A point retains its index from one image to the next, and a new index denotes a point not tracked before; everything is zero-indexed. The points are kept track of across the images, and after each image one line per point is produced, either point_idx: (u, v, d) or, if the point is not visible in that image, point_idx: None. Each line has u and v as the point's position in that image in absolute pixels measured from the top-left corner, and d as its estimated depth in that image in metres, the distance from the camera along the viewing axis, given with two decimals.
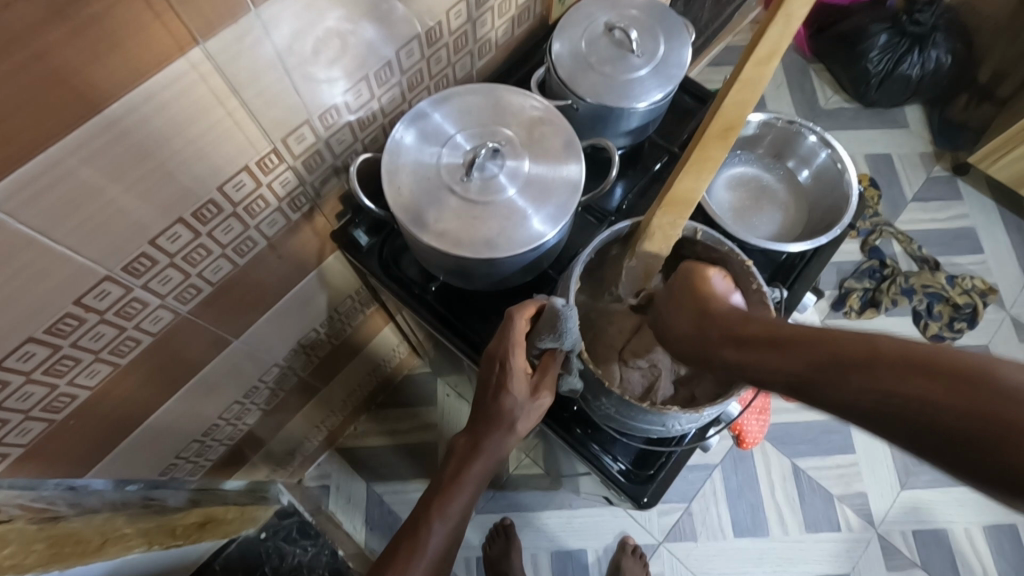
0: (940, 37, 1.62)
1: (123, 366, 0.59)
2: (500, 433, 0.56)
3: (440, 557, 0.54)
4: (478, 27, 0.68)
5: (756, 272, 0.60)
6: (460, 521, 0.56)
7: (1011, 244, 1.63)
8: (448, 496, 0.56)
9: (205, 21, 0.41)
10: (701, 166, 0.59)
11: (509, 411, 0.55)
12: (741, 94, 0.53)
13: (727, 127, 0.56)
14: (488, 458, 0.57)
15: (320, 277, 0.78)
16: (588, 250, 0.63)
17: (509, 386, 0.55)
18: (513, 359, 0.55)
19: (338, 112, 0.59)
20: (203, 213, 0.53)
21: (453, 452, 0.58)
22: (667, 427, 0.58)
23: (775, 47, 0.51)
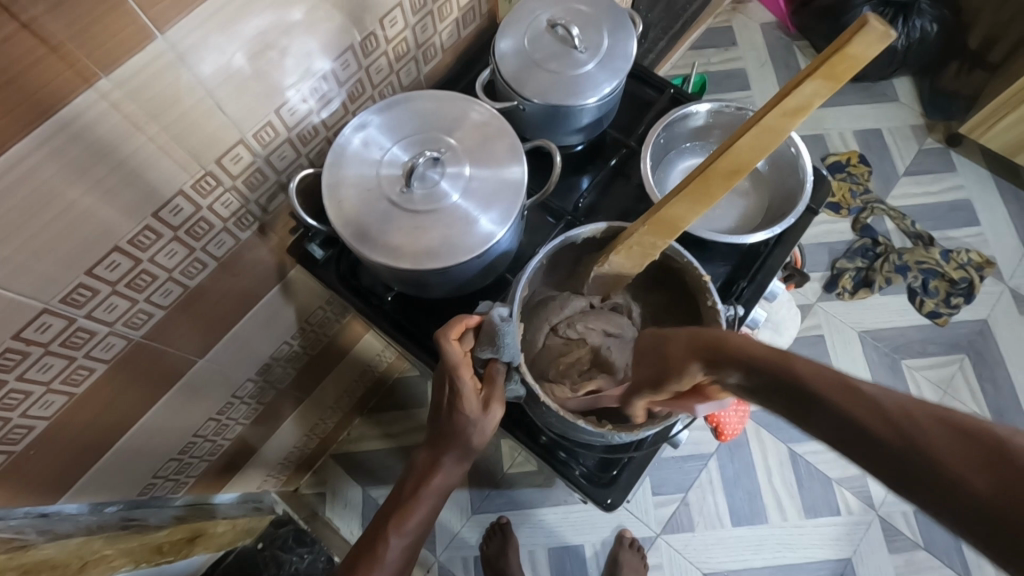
0: (924, 5, 1.58)
1: (80, 395, 0.59)
2: (454, 449, 0.55)
3: (399, 567, 0.54)
4: (419, 32, 0.67)
5: (712, 289, 0.58)
6: (419, 534, 0.56)
7: (1008, 214, 1.59)
8: (405, 512, 0.55)
9: (106, 51, 0.41)
10: (698, 196, 0.52)
11: (465, 426, 0.54)
12: (755, 140, 0.46)
13: (735, 168, 0.49)
14: (448, 475, 0.56)
15: (284, 289, 0.78)
16: (539, 257, 0.59)
17: (462, 407, 0.54)
18: (461, 381, 0.53)
19: (274, 128, 0.59)
20: (140, 239, 0.53)
21: (412, 470, 0.57)
22: (609, 435, 0.56)
23: (808, 102, 0.44)
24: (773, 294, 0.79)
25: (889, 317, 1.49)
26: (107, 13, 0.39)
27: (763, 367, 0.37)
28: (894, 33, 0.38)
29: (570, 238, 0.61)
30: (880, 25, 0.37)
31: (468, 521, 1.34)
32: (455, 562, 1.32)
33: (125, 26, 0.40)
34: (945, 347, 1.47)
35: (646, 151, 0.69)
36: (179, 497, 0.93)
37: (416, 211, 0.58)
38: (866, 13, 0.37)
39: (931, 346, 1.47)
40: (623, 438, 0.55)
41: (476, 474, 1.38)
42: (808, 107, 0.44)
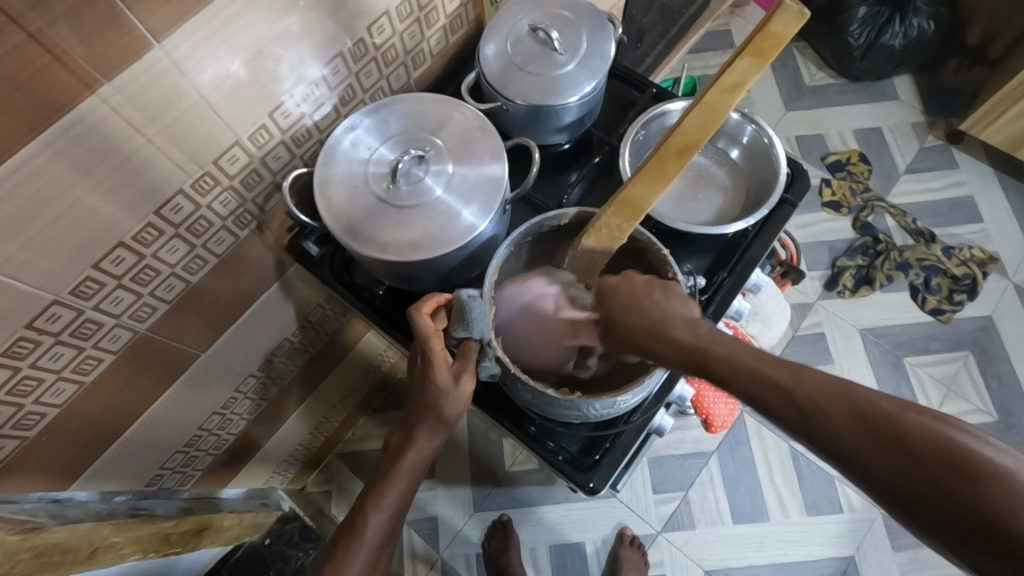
0: (921, 3, 1.58)
1: (89, 383, 0.63)
2: (431, 423, 0.58)
3: (380, 544, 0.56)
4: (407, 39, 0.71)
5: (672, 260, 0.60)
6: (400, 508, 0.58)
7: (1012, 210, 1.59)
8: (384, 486, 0.58)
9: (106, 60, 0.44)
10: (657, 177, 0.60)
11: (437, 397, 0.57)
12: (704, 117, 0.59)
13: (685, 146, 0.59)
14: (421, 447, 0.59)
15: (283, 287, 0.81)
16: (506, 243, 0.62)
17: (433, 377, 0.57)
18: (431, 353, 0.57)
19: (268, 130, 0.62)
20: (143, 236, 0.57)
21: (388, 449, 0.61)
22: (584, 411, 0.58)
23: (742, 80, 0.57)
24: (756, 286, 0.81)
25: (891, 315, 1.49)
26: (107, 25, 0.43)
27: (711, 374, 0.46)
28: (808, 14, 0.56)
29: (537, 225, 0.64)
30: (791, 6, 0.55)
31: (471, 518, 1.36)
32: (459, 559, 1.33)
33: (123, 37, 0.44)
34: (948, 344, 1.46)
35: (625, 146, 0.72)
36: (185, 490, 0.97)
37: (401, 208, 0.61)
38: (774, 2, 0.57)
39: (934, 343, 1.46)
40: (597, 407, 0.56)
41: (479, 472, 1.40)
42: (745, 82, 0.57)
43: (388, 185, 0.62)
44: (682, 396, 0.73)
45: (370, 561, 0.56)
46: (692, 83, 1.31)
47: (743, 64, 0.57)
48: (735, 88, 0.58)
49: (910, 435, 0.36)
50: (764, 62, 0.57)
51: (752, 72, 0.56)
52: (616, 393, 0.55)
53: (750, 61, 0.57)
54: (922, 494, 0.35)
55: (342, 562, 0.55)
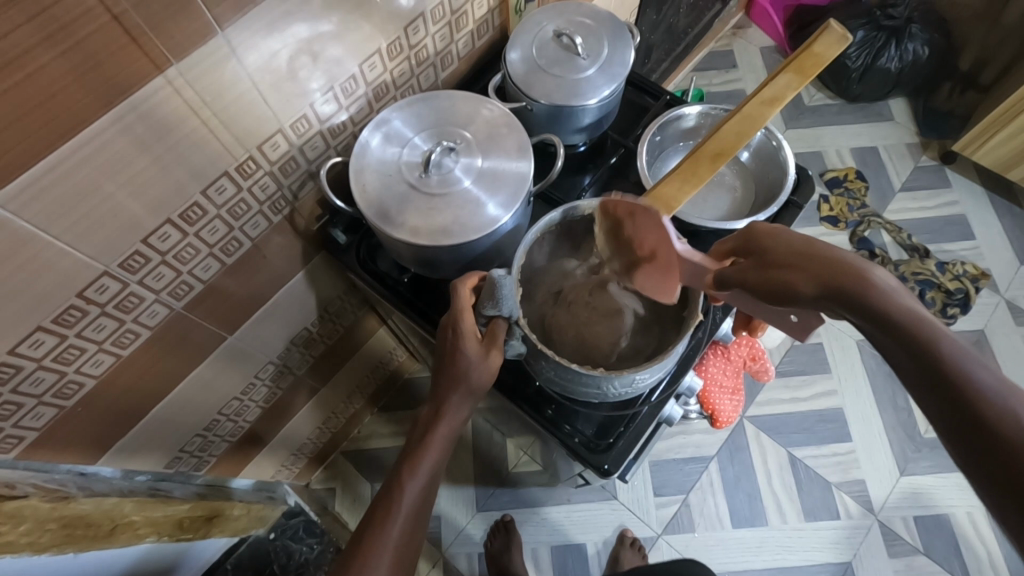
0: (915, 29, 1.65)
1: (125, 357, 0.65)
2: (460, 394, 0.61)
3: (414, 510, 0.59)
4: (438, 40, 0.75)
5: None
6: (432, 478, 0.61)
7: (1003, 229, 1.64)
8: (417, 456, 0.61)
9: (176, 43, 0.48)
10: (689, 178, 0.60)
11: (467, 368, 0.60)
12: (739, 124, 0.59)
13: (719, 151, 0.59)
14: (451, 420, 0.62)
15: (308, 276, 0.84)
16: (532, 230, 0.65)
17: (463, 348, 0.60)
18: (462, 325, 0.61)
19: (309, 120, 0.66)
20: (189, 214, 0.60)
21: (420, 422, 0.64)
22: (602, 390, 0.61)
23: (781, 94, 0.58)
24: None
25: None
26: (179, 11, 0.47)
27: (905, 330, 0.41)
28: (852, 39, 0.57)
29: (565, 212, 0.65)
30: (837, 30, 0.57)
31: (474, 517, 1.38)
32: (460, 557, 1.34)
33: (191, 23, 0.48)
34: None
35: (643, 144, 0.76)
36: (200, 476, 0.98)
37: (432, 195, 0.64)
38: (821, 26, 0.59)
39: None
40: (617, 384, 0.59)
41: (483, 473, 1.42)
42: (782, 97, 0.58)
43: (421, 176, 0.65)
44: (692, 386, 0.76)
45: (406, 527, 0.58)
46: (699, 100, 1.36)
47: (784, 78, 0.58)
48: (774, 100, 0.58)
49: None
50: (803, 80, 0.57)
51: (791, 88, 0.57)
52: (635, 369, 0.57)
53: (791, 77, 0.58)
54: None
55: (381, 524, 0.57)
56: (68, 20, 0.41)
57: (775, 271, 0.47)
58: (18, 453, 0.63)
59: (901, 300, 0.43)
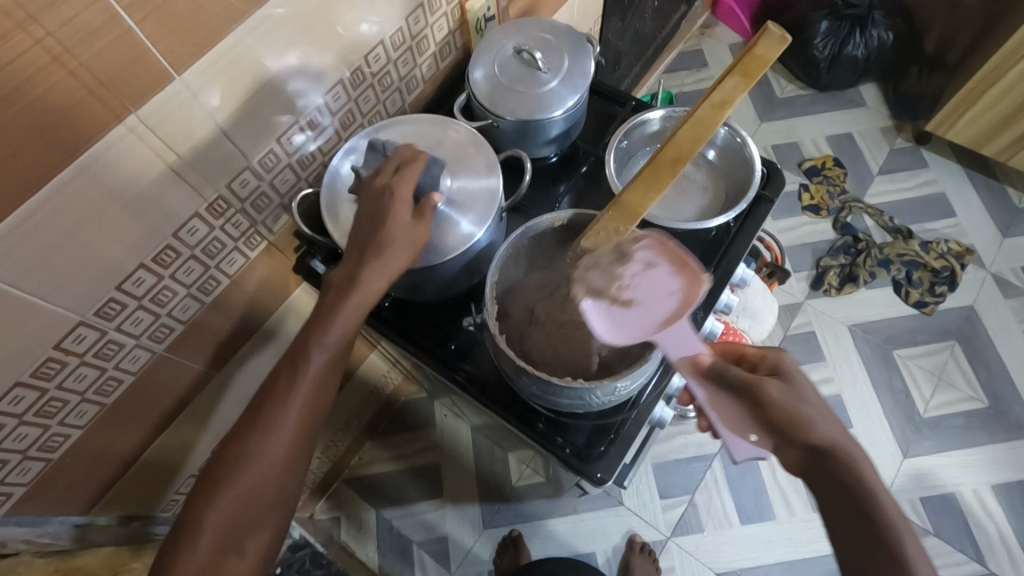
0: (878, 16, 1.68)
1: (109, 405, 0.65)
2: (379, 260, 0.57)
3: (317, 385, 0.55)
4: (401, 66, 0.75)
5: None
6: (341, 350, 0.57)
7: (983, 203, 1.65)
8: (326, 322, 0.56)
9: (135, 92, 0.49)
10: (651, 185, 0.60)
11: (392, 242, 0.58)
12: (693, 130, 0.60)
13: (677, 156, 0.60)
14: (365, 291, 0.57)
15: (290, 310, 0.84)
16: (504, 246, 0.64)
17: (393, 211, 0.58)
18: (398, 191, 0.59)
19: (275, 155, 0.67)
20: (162, 257, 0.60)
21: (334, 282, 0.58)
22: (586, 401, 0.61)
23: (730, 96, 0.59)
24: (741, 281, 0.87)
25: (877, 310, 1.54)
26: (136, 60, 0.47)
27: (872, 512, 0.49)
28: (790, 39, 0.59)
29: (531, 227, 0.65)
30: (775, 32, 0.58)
31: (481, 535, 1.37)
32: None
33: (150, 71, 0.49)
34: (935, 335, 1.50)
35: (610, 152, 0.76)
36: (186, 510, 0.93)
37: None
38: (764, 27, 0.60)
39: (921, 335, 1.51)
40: (599, 394, 0.59)
41: (486, 489, 1.41)
42: (731, 100, 0.59)
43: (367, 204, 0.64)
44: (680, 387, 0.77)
45: (309, 401, 0.55)
46: None
47: (731, 82, 0.59)
48: (723, 103, 0.60)
49: None
50: (748, 82, 0.58)
51: (739, 89, 0.58)
52: (615, 378, 0.57)
53: (738, 80, 0.59)
54: None
55: (286, 390, 0.54)
56: (23, 79, 0.42)
57: (789, 407, 0.53)
58: (8, 508, 0.63)
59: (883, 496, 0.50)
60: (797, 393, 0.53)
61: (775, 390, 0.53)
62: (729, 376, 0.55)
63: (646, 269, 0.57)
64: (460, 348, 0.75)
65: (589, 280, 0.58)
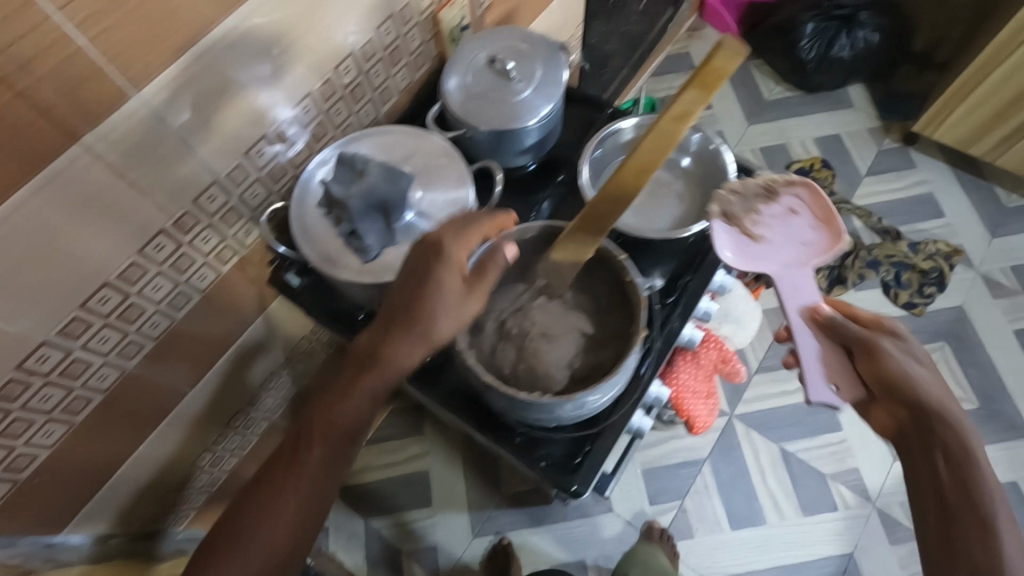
0: (865, 17, 1.68)
1: (79, 423, 0.65)
2: (413, 333, 0.57)
3: (329, 454, 0.59)
4: (373, 77, 0.75)
5: (630, 264, 0.61)
6: (358, 420, 0.60)
7: (971, 203, 1.65)
8: (345, 395, 0.59)
9: (89, 111, 0.48)
10: (614, 199, 0.57)
11: (432, 313, 0.56)
12: (654, 141, 0.56)
13: (642, 166, 0.56)
14: (385, 367, 0.58)
15: (267, 322, 0.83)
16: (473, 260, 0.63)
17: (440, 276, 0.56)
18: (447, 255, 0.56)
19: (244, 169, 0.66)
20: (128, 274, 0.60)
21: (358, 351, 0.60)
22: (556, 415, 0.60)
23: (690, 107, 0.56)
24: (721, 288, 0.86)
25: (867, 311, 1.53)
26: (90, 78, 0.47)
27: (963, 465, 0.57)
28: (747, 51, 0.56)
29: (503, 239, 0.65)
30: (733, 45, 0.55)
31: (471, 543, 1.36)
32: None
33: (105, 89, 0.48)
34: (925, 337, 1.50)
35: (584, 163, 0.76)
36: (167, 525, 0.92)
37: (351, 233, 0.63)
38: (722, 43, 0.57)
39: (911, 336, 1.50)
40: (568, 408, 0.58)
41: (475, 496, 1.40)
42: (691, 112, 0.55)
43: (337, 219, 0.64)
44: (659, 396, 0.77)
45: (322, 468, 0.59)
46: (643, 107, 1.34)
47: (689, 94, 0.56)
48: (684, 115, 0.56)
49: None
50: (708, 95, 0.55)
51: (696, 102, 0.55)
52: (584, 392, 0.57)
53: (694, 92, 0.55)
54: None
55: (302, 457, 0.59)
56: None
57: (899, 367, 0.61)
58: None
59: (980, 458, 0.57)
60: (908, 352, 0.62)
61: (890, 349, 0.61)
62: (848, 330, 0.62)
63: (788, 214, 0.68)
64: (436, 361, 0.74)
65: (729, 204, 0.69)
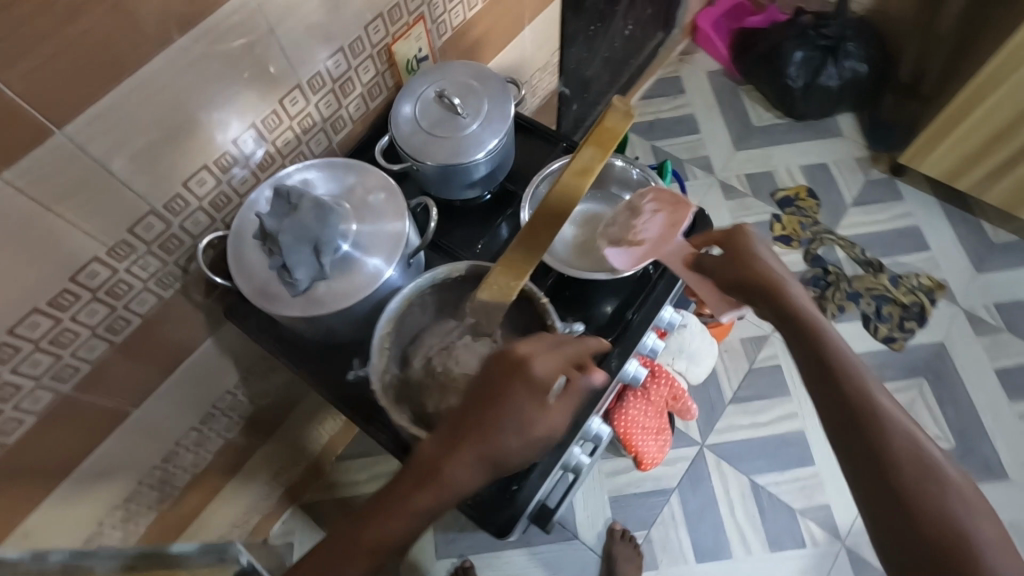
0: (852, 47, 1.67)
1: (12, 444, 0.65)
2: (477, 453, 0.53)
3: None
4: (323, 108, 0.76)
5: (551, 309, 0.62)
6: (399, 542, 0.54)
7: (956, 236, 1.63)
8: (393, 514, 0.54)
9: (8, 147, 0.49)
10: (533, 243, 0.57)
11: (505, 434, 0.53)
12: (561, 192, 0.56)
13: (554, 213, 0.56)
14: (443, 487, 0.54)
15: (216, 344, 0.84)
16: (398, 297, 0.65)
17: (524, 398, 0.53)
18: (531, 374, 0.54)
19: (183, 199, 0.67)
20: (59, 301, 0.60)
21: (413, 465, 0.55)
22: None
23: (589, 164, 0.56)
24: (671, 325, 0.86)
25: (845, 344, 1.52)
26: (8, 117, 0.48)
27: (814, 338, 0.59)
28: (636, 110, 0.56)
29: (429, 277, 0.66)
30: (622, 105, 0.56)
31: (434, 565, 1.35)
32: None
33: (25, 126, 0.50)
34: (903, 372, 1.48)
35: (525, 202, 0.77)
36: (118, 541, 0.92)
37: (282, 266, 0.63)
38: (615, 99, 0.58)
39: (889, 371, 1.48)
40: None
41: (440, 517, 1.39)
42: (591, 168, 0.56)
43: (270, 252, 0.64)
44: (599, 434, 0.77)
45: None
46: None
47: (586, 152, 0.56)
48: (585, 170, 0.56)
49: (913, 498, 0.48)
50: (604, 154, 0.56)
51: (594, 160, 0.56)
52: None
53: (592, 150, 0.56)
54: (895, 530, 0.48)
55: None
56: None
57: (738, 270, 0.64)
58: None
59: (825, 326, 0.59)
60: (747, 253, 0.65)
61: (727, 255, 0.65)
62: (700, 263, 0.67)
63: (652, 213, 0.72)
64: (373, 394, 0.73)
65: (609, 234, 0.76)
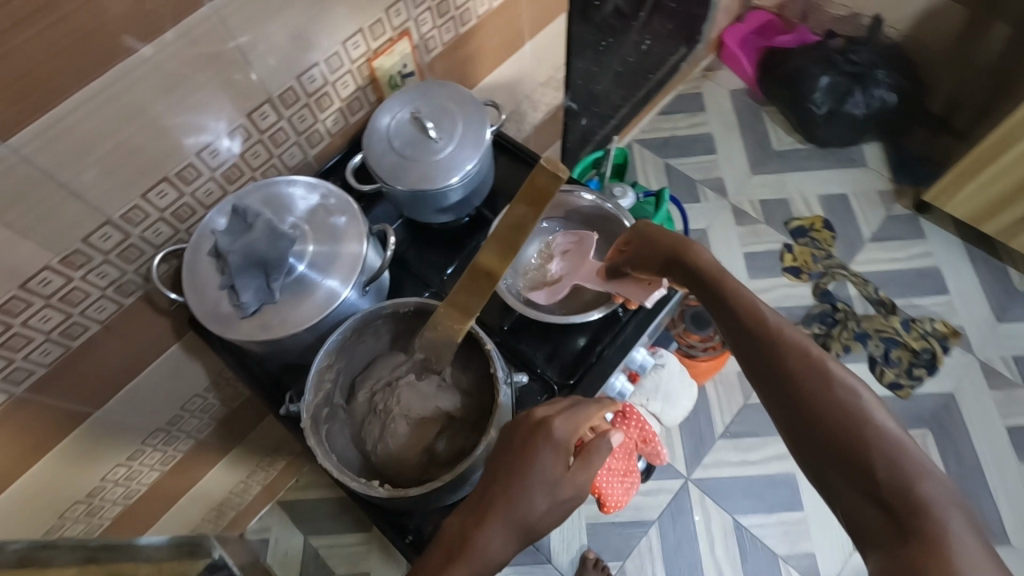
0: (880, 74, 1.60)
1: None
2: (506, 516, 0.52)
3: None
4: (297, 122, 0.75)
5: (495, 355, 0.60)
6: None
7: (979, 281, 1.55)
8: None
9: None
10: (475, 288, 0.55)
11: (534, 494, 0.53)
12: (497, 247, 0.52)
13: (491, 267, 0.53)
14: (475, 560, 0.50)
15: (183, 349, 0.84)
16: (340, 330, 0.62)
17: (550, 455, 0.54)
18: (557, 431, 0.54)
19: (143, 209, 0.67)
20: (10, 306, 0.61)
21: (441, 541, 0.52)
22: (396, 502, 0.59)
23: (520, 221, 0.49)
24: (643, 367, 0.82)
25: None
26: None
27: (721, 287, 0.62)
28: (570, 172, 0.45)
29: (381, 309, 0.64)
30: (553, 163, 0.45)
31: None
32: None
33: None
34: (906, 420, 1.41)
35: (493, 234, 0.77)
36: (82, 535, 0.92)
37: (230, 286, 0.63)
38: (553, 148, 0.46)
39: None
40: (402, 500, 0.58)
41: None
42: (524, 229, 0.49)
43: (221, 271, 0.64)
44: None
45: None
46: (618, 153, 1.27)
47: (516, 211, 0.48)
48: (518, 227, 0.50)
49: (817, 398, 0.50)
50: (538, 213, 0.48)
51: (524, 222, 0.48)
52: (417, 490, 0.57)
53: (524, 210, 0.48)
54: (820, 440, 0.49)
55: None
56: None
57: (649, 251, 0.69)
58: None
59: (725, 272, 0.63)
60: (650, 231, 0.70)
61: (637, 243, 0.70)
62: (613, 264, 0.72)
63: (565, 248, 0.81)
64: None
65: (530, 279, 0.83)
